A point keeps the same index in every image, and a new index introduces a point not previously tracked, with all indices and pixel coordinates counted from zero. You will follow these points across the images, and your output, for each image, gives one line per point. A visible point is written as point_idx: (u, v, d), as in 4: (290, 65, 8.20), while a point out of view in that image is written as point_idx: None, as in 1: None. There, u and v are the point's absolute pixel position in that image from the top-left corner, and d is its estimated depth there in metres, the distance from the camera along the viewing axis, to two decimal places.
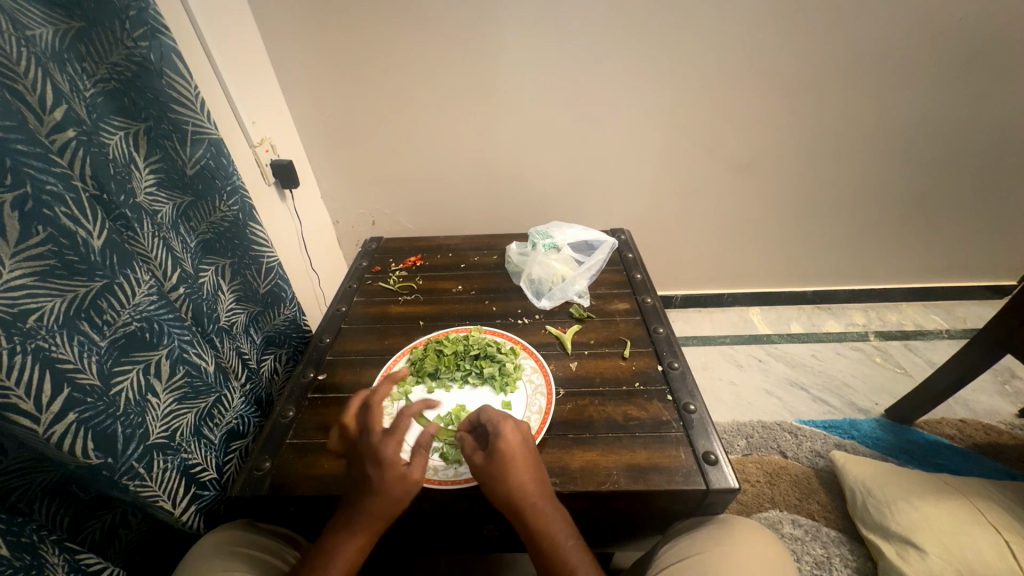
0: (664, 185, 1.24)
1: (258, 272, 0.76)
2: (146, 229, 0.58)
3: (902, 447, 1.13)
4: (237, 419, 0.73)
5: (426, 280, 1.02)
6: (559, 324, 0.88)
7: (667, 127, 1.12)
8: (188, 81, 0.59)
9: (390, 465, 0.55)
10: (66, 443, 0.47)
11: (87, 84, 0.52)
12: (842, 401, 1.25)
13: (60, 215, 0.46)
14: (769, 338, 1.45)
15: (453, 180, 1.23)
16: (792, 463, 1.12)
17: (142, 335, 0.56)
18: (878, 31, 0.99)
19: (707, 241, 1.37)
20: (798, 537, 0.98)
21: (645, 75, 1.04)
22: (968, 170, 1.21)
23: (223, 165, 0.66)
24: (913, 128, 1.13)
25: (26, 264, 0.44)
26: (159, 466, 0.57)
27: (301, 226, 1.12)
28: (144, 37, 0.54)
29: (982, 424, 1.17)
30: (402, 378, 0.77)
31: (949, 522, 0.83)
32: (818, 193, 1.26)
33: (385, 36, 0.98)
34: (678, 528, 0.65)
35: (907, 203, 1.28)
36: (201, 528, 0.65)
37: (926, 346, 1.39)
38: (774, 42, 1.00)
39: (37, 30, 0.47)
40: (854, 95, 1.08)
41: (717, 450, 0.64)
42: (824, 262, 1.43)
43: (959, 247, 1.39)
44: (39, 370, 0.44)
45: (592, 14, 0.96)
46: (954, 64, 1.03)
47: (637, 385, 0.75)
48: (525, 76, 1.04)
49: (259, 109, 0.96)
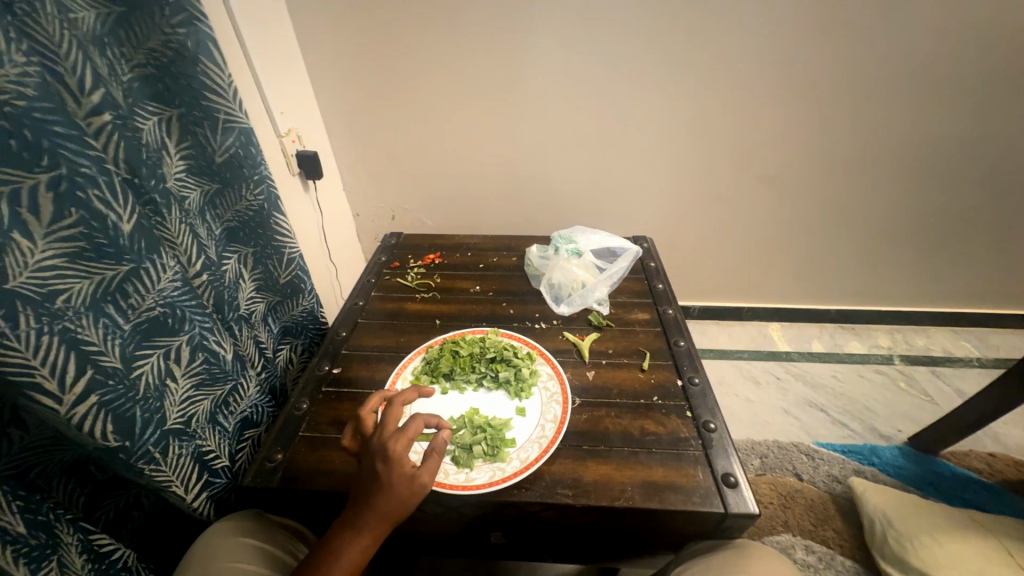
0: (690, 194, 1.21)
1: (279, 262, 0.76)
2: (174, 215, 0.58)
3: (924, 478, 1.09)
4: (251, 408, 0.73)
5: (444, 278, 1.01)
6: (577, 331, 0.86)
7: (697, 135, 1.10)
8: (222, 69, 0.59)
9: (399, 461, 0.55)
10: (86, 423, 0.47)
11: (125, 69, 0.53)
12: (863, 425, 1.22)
13: (93, 198, 0.46)
14: (789, 355, 1.42)
15: (476, 179, 1.22)
16: (808, 486, 1.08)
17: (165, 320, 0.56)
18: (923, 46, 0.96)
19: (731, 253, 1.34)
20: (810, 563, 0.96)
21: (677, 82, 1.02)
22: (1011, 194, 1.17)
23: (251, 154, 0.66)
24: (955, 148, 1.09)
25: (58, 245, 0.44)
26: (174, 452, 0.57)
27: (322, 217, 1.13)
28: (182, 24, 0.55)
29: (1011, 459, 1.12)
30: (417, 377, 0.76)
31: (972, 560, 0.80)
32: (850, 209, 1.22)
33: (416, 31, 0.98)
34: (693, 549, 0.63)
35: (944, 225, 1.24)
36: (212, 515, 0.65)
37: (954, 374, 1.34)
38: (814, 53, 0.97)
39: (80, 13, 0.47)
40: (894, 111, 1.04)
41: (738, 472, 0.62)
42: (851, 281, 1.39)
43: (995, 273, 1.34)
44: (64, 350, 0.44)
45: (627, 17, 0.94)
46: (1004, 82, 0.99)
47: (656, 399, 0.73)
48: (554, 78, 1.03)
49: (289, 100, 0.97)
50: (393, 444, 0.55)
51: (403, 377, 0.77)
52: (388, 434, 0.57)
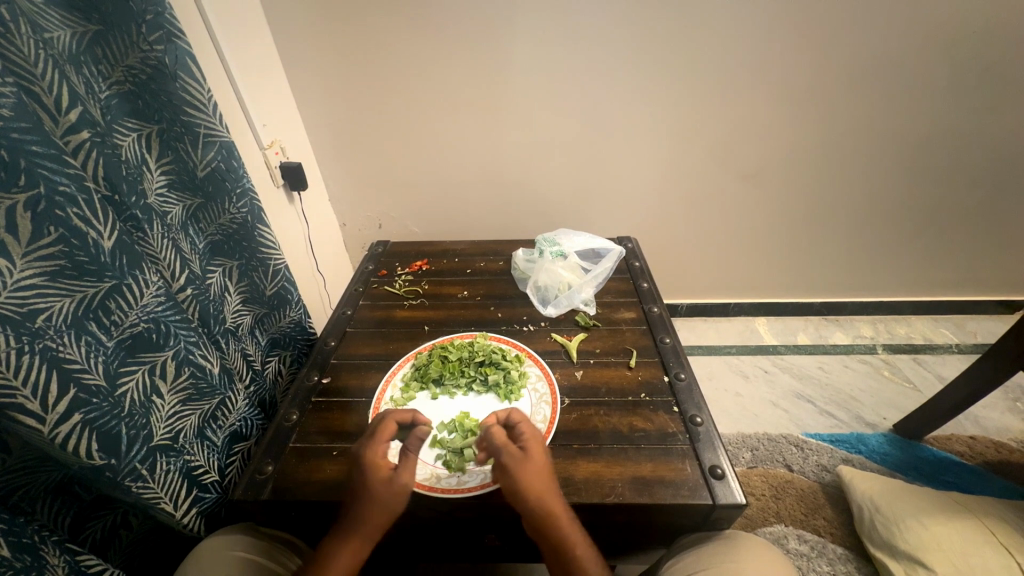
0: (671, 193, 1.23)
1: (265, 274, 0.76)
2: (156, 231, 0.58)
3: (910, 463, 1.11)
4: (240, 421, 0.73)
5: (431, 284, 1.02)
6: (565, 332, 0.87)
7: (675, 135, 1.12)
8: (201, 84, 0.60)
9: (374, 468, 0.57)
10: (70, 443, 0.47)
11: (103, 86, 0.53)
12: (849, 414, 1.24)
13: (73, 216, 0.46)
14: (776, 349, 1.44)
15: (461, 185, 1.23)
16: (798, 476, 1.10)
17: (150, 336, 0.56)
18: (891, 42, 0.98)
19: (715, 249, 1.36)
20: (803, 552, 0.97)
21: (656, 82, 1.04)
22: (979, 185, 1.20)
23: (233, 168, 0.66)
24: (924, 142, 1.13)
25: (38, 264, 0.44)
26: (162, 468, 0.57)
27: (307, 227, 1.12)
28: (159, 41, 0.55)
29: (992, 441, 1.15)
30: (407, 384, 0.77)
31: (957, 541, 0.82)
32: (827, 203, 1.25)
33: (395, 41, 0.99)
34: (683, 542, 0.65)
35: (919, 215, 1.27)
36: (203, 531, 0.65)
37: (935, 361, 1.37)
38: (785, 51, 1.00)
39: (55, 32, 0.47)
40: (865, 106, 1.07)
41: (724, 464, 0.63)
42: (832, 274, 1.42)
43: (967, 262, 1.38)
44: (47, 369, 0.44)
45: (602, 20, 0.96)
46: (967, 76, 1.02)
47: (643, 395, 0.74)
48: (534, 81, 1.04)
49: (270, 111, 0.97)
50: (368, 449, 0.59)
51: (393, 384, 0.77)
52: (373, 445, 0.59)
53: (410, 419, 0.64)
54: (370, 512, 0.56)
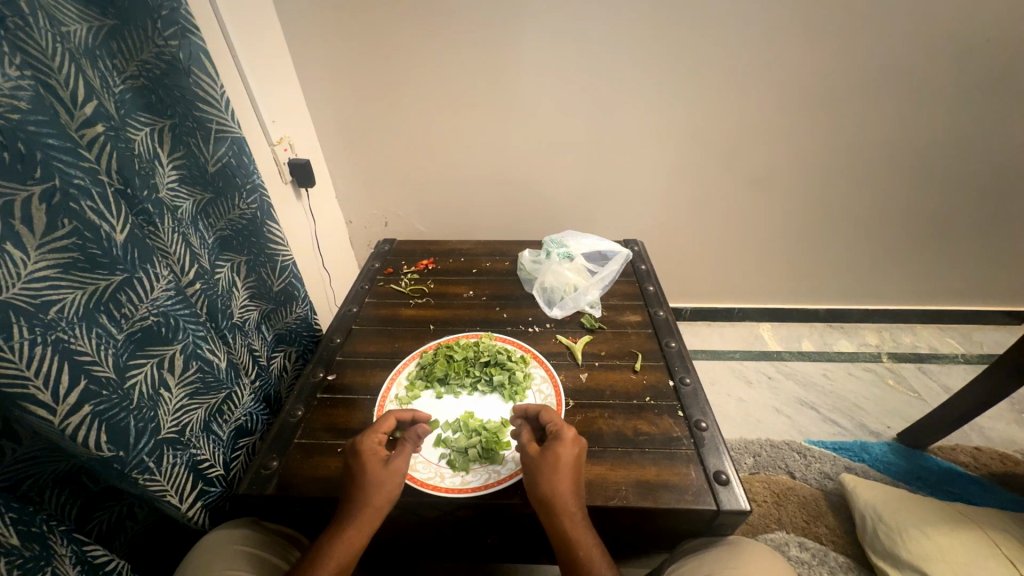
0: (679, 197, 1.23)
1: (272, 270, 0.76)
2: (167, 224, 0.58)
3: (914, 473, 1.11)
4: (245, 416, 0.73)
5: (437, 283, 1.02)
6: (571, 334, 0.87)
7: (684, 138, 1.12)
8: (215, 80, 0.60)
9: (369, 454, 0.60)
10: (79, 434, 0.47)
11: (117, 80, 0.53)
12: (853, 422, 1.24)
13: (86, 209, 0.46)
14: (780, 355, 1.44)
15: (468, 184, 1.23)
16: (800, 483, 1.10)
17: (159, 330, 0.56)
18: (904, 49, 0.98)
19: (720, 254, 1.36)
20: (804, 560, 0.97)
21: (665, 85, 1.04)
22: (989, 195, 1.20)
23: (244, 163, 0.67)
24: (934, 150, 1.12)
25: (51, 256, 0.44)
26: (169, 462, 0.57)
27: (314, 224, 1.13)
28: (174, 37, 0.55)
29: (997, 452, 1.15)
30: (411, 382, 0.77)
31: (961, 552, 0.81)
32: (835, 209, 1.24)
33: (406, 40, 0.99)
34: (686, 547, 0.64)
35: (927, 223, 1.26)
36: (206, 525, 0.65)
37: (940, 370, 1.37)
38: (797, 57, 0.99)
39: (73, 26, 0.48)
40: (875, 113, 1.07)
41: (729, 469, 0.63)
42: (838, 280, 1.42)
43: (975, 272, 1.37)
44: (58, 361, 0.45)
45: (613, 22, 0.96)
46: (980, 85, 1.02)
47: (648, 399, 0.74)
48: (544, 82, 1.04)
49: (280, 108, 0.97)
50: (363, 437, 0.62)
51: (398, 382, 0.77)
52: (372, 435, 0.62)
53: (410, 417, 0.66)
54: (368, 494, 0.57)
